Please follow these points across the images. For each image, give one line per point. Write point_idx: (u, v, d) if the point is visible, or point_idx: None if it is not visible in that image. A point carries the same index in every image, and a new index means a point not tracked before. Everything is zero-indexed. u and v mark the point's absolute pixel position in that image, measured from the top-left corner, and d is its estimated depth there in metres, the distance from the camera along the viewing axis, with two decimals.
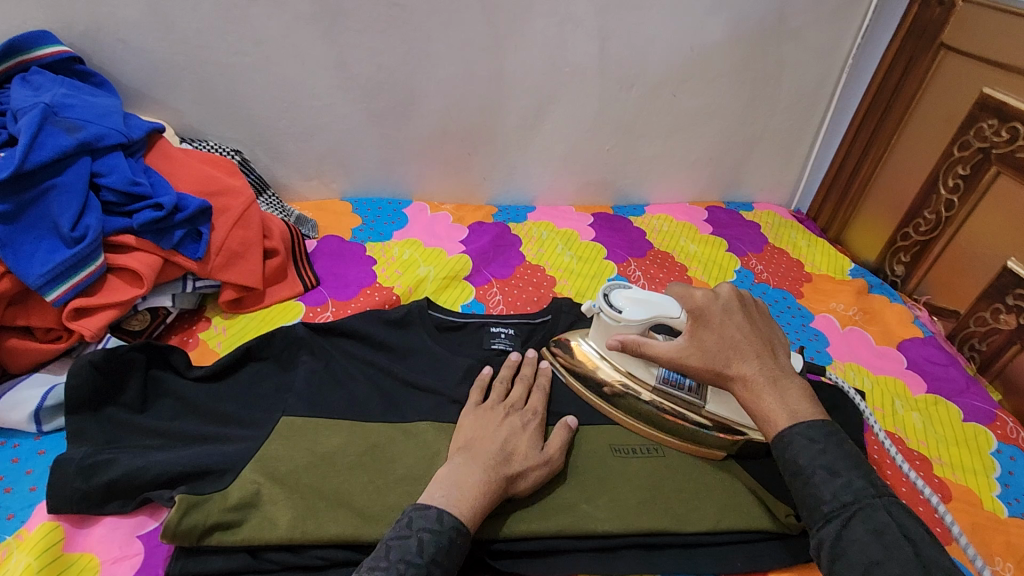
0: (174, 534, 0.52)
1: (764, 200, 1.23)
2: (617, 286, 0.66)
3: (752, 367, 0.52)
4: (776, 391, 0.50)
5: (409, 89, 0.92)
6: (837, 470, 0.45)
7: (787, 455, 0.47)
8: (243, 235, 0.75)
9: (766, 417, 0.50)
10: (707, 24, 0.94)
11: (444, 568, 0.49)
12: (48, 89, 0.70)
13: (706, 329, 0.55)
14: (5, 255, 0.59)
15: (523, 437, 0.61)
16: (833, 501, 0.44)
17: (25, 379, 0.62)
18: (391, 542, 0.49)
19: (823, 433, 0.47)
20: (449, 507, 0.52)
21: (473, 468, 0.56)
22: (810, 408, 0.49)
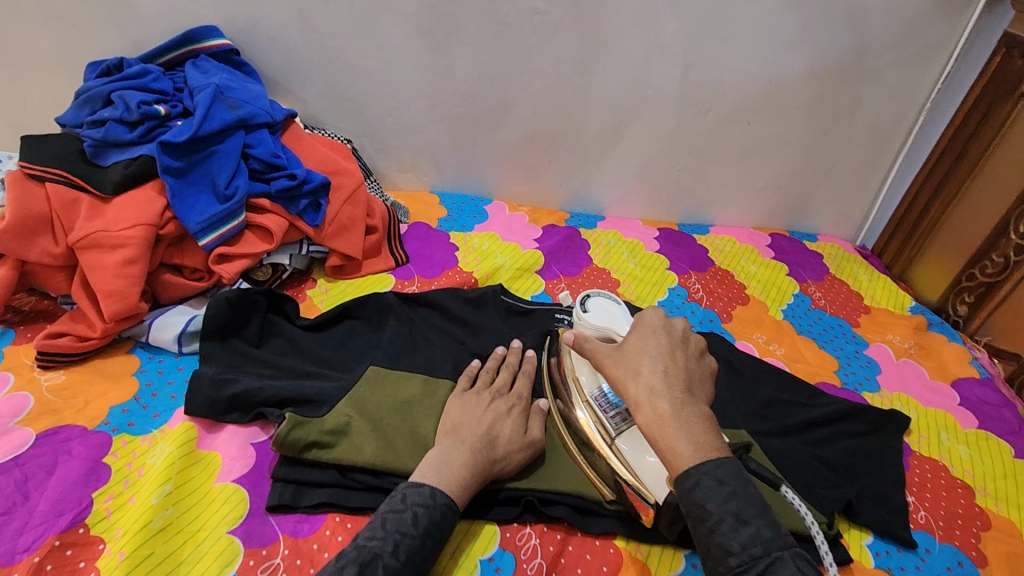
0: (283, 443, 0.60)
1: (828, 233, 1.26)
2: (601, 295, 0.72)
3: (657, 380, 0.53)
4: (681, 422, 0.50)
5: (504, 98, 1.03)
6: (746, 519, 0.47)
7: (691, 499, 0.48)
8: (352, 212, 0.86)
9: (665, 446, 0.50)
10: (788, 60, 1.00)
11: (436, 539, 0.53)
12: (215, 72, 0.84)
13: (631, 342, 0.57)
14: (174, 204, 0.72)
15: (508, 422, 0.65)
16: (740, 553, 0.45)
17: (173, 308, 0.75)
18: (386, 515, 0.53)
19: (732, 476, 0.48)
20: (440, 485, 0.56)
21: (462, 448, 0.60)
22: (711, 441, 0.50)
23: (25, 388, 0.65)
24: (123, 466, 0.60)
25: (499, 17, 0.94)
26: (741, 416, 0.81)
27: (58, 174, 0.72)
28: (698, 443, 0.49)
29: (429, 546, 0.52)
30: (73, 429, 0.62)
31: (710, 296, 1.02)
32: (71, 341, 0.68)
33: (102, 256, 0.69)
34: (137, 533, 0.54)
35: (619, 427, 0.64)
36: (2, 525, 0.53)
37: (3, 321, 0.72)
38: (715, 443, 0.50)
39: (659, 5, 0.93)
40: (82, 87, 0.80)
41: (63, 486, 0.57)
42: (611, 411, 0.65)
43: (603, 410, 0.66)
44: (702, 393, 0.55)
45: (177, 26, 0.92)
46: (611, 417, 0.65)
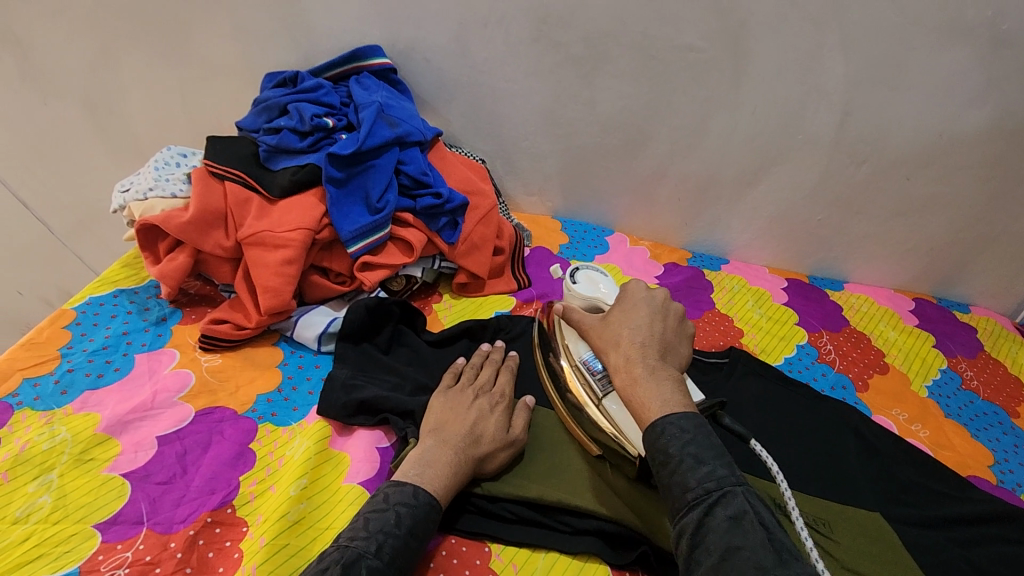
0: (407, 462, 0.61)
1: (981, 305, 1.15)
2: (588, 267, 0.76)
3: (634, 349, 0.60)
4: (650, 380, 0.57)
5: (643, 131, 1.01)
6: (703, 460, 0.50)
7: (657, 445, 0.52)
8: (483, 233, 0.87)
9: (638, 407, 0.56)
10: (966, 115, 0.91)
11: (420, 538, 0.53)
12: (377, 89, 0.89)
13: (618, 314, 0.65)
14: (331, 212, 0.77)
15: (491, 420, 0.65)
16: (698, 487, 0.48)
17: (316, 307, 0.80)
18: (368, 515, 0.53)
19: (692, 426, 0.52)
20: (423, 484, 0.56)
21: (446, 448, 0.60)
22: (680, 400, 0.55)
23: (188, 367, 0.71)
24: (266, 454, 0.64)
25: (651, 52, 0.93)
26: (875, 496, 0.74)
27: (236, 174, 0.79)
28: (665, 399, 0.55)
29: (411, 546, 0.52)
30: (226, 411, 0.67)
31: (843, 359, 0.95)
32: (230, 328, 0.74)
33: (265, 253, 0.75)
34: (276, 522, 0.56)
35: (605, 388, 0.63)
36: (163, 493, 0.58)
37: (173, 301, 0.80)
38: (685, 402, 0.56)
39: (824, 49, 0.88)
40: (263, 96, 0.88)
41: (215, 465, 0.61)
42: (597, 375, 0.64)
43: (591, 372, 0.65)
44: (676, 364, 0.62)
45: (346, 44, 0.99)
46: (598, 379, 0.64)
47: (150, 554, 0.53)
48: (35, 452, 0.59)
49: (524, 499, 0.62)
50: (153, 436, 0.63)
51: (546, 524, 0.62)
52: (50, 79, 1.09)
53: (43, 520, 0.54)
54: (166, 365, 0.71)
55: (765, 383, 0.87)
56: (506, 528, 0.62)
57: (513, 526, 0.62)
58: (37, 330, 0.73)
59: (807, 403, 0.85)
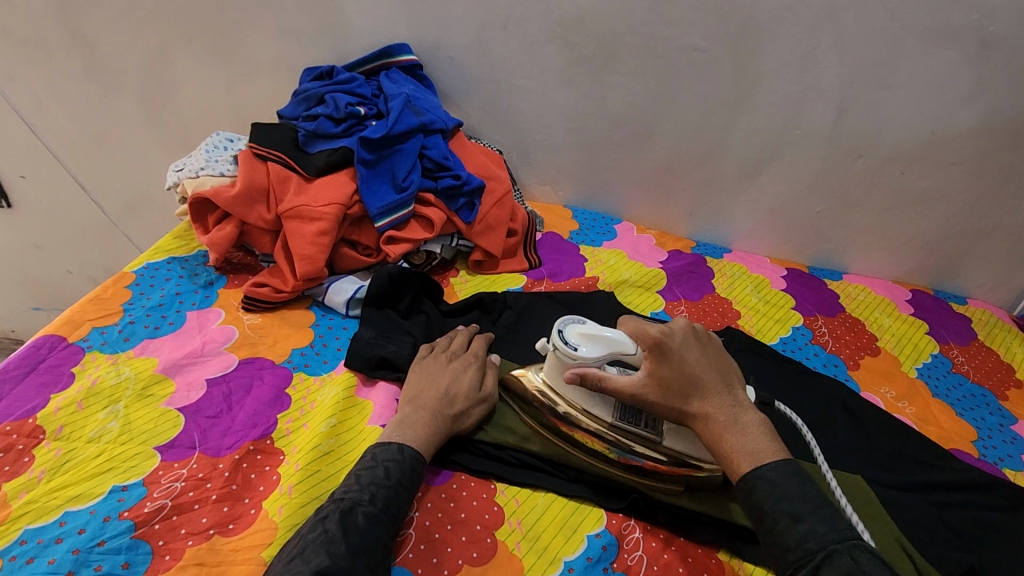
0: None
1: (979, 298, 1.19)
2: (569, 322, 0.69)
3: (712, 408, 0.61)
4: (735, 433, 0.59)
5: (649, 126, 1.08)
6: (800, 517, 0.53)
7: (752, 501, 0.56)
8: (498, 214, 0.95)
9: (729, 458, 0.59)
10: (956, 112, 0.96)
11: (409, 487, 0.59)
12: (404, 83, 0.98)
13: (665, 363, 0.62)
14: (362, 189, 0.85)
15: (464, 379, 0.71)
16: (799, 548, 0.51)
17: (345, 276, 0.88)
18: (359, 471, 0.59)
19: (783, 478, 0.55)
20: (408, 441, 0.62)
21: (423, 411, 0.66)
22: (770, 446, 0.58)
23: (232, 323, 0.80)
24: (300, 398, 0.72)
25: (657, 52, 1.00)
26: (857, 460, 0.79)
27: (277, 155, 0.88)
28: (754, 452, 0.58)
29: (402, 493, 0.58)
30: (265, 361, 0.76)
31: (836, 341, 1.00)
32: (269, 291, 0.83)
33: (302, 225, 0.83)
34: (309, 451, 0.64)
35: (656, 428, 0.67)
36: (212, 424, 0.67)
37: (219, 269, 0.89)
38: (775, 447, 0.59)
39: (820, 49, 0.94)
40: (302, 88, 0.97)
41: (257, 404, 0.70)
42: (637, 424, 0.67)
43: (627, 421, 0.67)
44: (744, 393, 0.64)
45: (377, 42, 1.08)
46: (643, 424, 0.67)
47: (202, 471, 0.62)
48: (104, 386, 0.69)
49: (526, 447, 0.69)
50: (203, 378, 0.72)
51: (547, 470, 0.69)
52: (110, 74, 1.20)
53: (113, 440, 0.63)
54: (214, 321, 0.80)
55: (758, 358, 0.92)
56: (514, 472, 0.69)
57: (518, 470, 0.69)
58: (102, 288, 0.82)
59: (798, 378, 0.90)
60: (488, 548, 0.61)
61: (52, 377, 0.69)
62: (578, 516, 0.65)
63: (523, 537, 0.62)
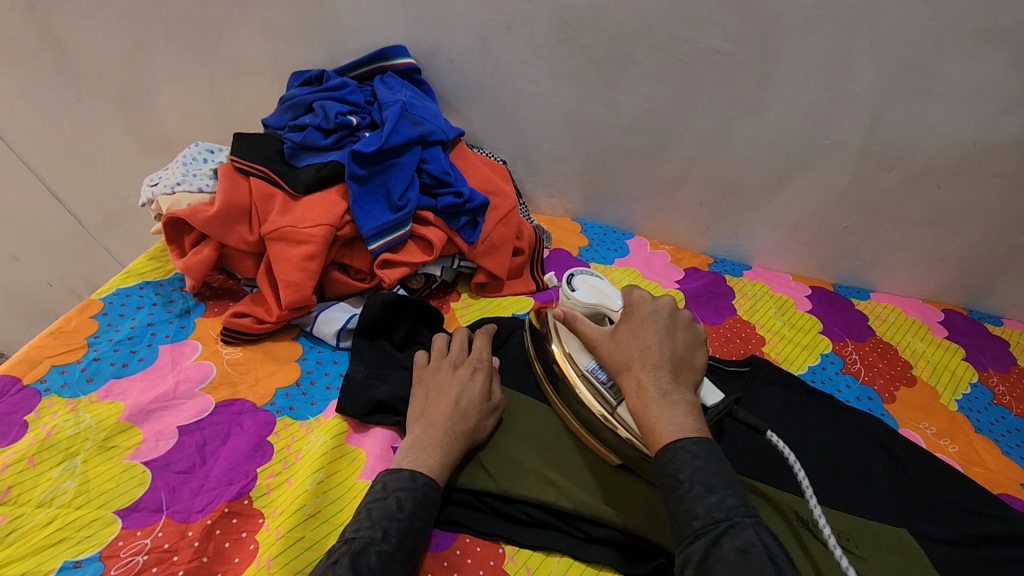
0: None
1: (1015, 318, 1.11)
2: (584, 273, 0.76)
3: (646, 378, 0.57)
4: (662, 407, 0.55)
5: (666, 135, 1.00)
6: (712, 488, 0.48)
7: (667, 471, 0.50)
8: (503, 233, 0.87)
9: (650, 428, 0.54)
10: (1002, 122, 0.88)
11: (424, 518, 0.54)
12: (400, 89, 0.90)
13: (626, 325, 0.63)
14: (353, 209, 0.77)
15: (474, 388, 0.66)
16: (705, 517, 0.47)
17: (336, 303, 0.80)
18: (369, 506, 0.53)
19: (705, 451, 0.51)
20: (420, 468, 0.57)
21: (433, 431, 0.60)
22: (692, 424, 0.54)
23: (209, 359, 0.72)
24: (284, 447, 0.64)
25: (676, 55, 0.92)
26: (901, 510, 0.72)
27: (261, 169, 0.80)
28: (679, 424, 0.53)
29: (417, 525, 0.53)
30: (245, 404, 0.68)
31: (869, 370, 0.92)
32: (251, 322, 0.75)
33: (287, 249, 0.76)
34: (292, 514, 0.57)
35: (617, 396, 0.63)
36: (183, 482, 0.59)
37: (197, 294, 0.81)
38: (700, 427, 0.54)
39: (855, 53, 0.86)
40: (289, 94, 0.89)
41: (234, 457, 0.62)
42: (604, 383, 0.64)
43: (598, 380, 0.65)
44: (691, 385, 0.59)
45: (372, 44, 1.00)
46: (609, 387, 0.64)
47: (168, 542, 0.54)
48: (60, 437, 0.61)
49: (539, 503, 0.61)
50: (174, 425, 0.64)
51: (561, 528, 0.61)
52: (85, 76, 1.12)
53: (67, 504, 0.55)
54: (189, 356, 0.72)
55: (787, 391, 0.85)
56: (521, 532, 0.61)
57: (527, 529, 0.61)
58: (66, 318, 0.74)
59: (830, 413, 0.83)
60: None
61: (2, 427, 0.61)
62: None
63: None
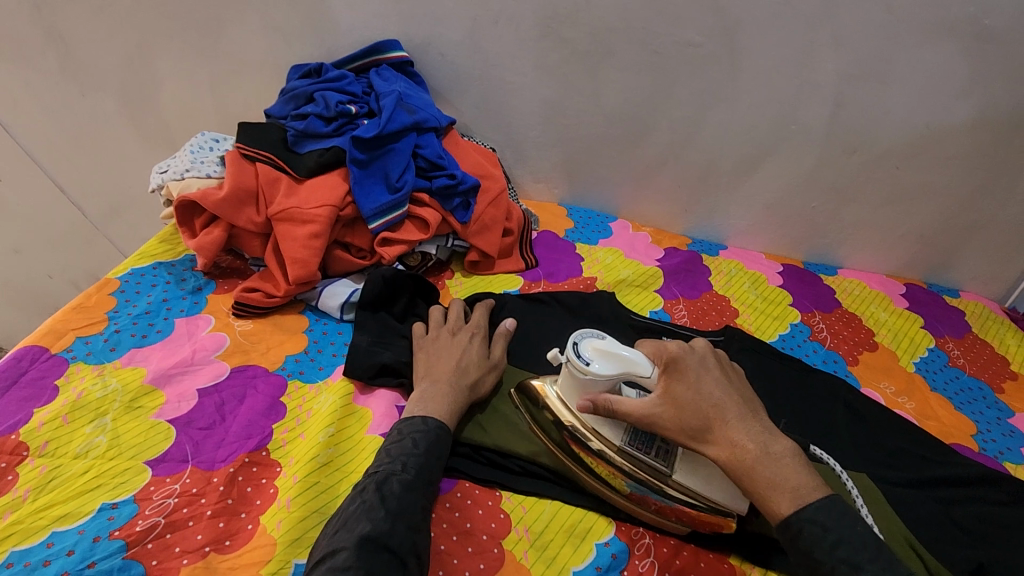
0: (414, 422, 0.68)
1: (971, 291, 1.19)
2: (587, 335, 0.66)
3: (744, 437, 0.55)
4: (769, 464, 0.53)
5: (645, 123, 1.07)
6: (857, 563, 0.48)
7: (799, 546, 0.50)
8: (494, 213, 0.94)
9: (764, 497, 0.53)
10: (952, 106, 0.96)
11: (438, 455, 0.61)
12: (395, 80, 0.96)
13: (680, 382, 0.58)
14: (355, 190, 0.83)
15: (474, 349, 0.73)
16: (828, 560, 0.49)
17: (338, 280, 0.86)
18: (389, 447, 0.60)
19: (833, 518, 0.50)
20: (430, 414, 0.64)
21: (440, 384, 0.67)
22: (807, 479, 0.53)
23: (222, 330, 0.78)
24: (296, 407, 0.70)
25: (653, 47, 0.99)
26: (861, 458, 0.79)
27: (266, 156, 0.85)
28: (795, 489, 0.52)
29: (432, 461, 0.60)
30: (258, 369, 0.73)
31: (835, 337, 1.00)
32: (260, 296, 0.81)
33: (293, 228, 0.81)
34: (306, 463, 0.63)
35: (668, 461, 0.61)
36: (205, 437, 0.64)
37: (207, 273, 0.86)
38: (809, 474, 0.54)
39: (818, 44, 0.93)
40: (289, 86, 0.94)
41: (251, 415, 0.67)
42: (649, 450, 0.61)
43: (641, 450, 0.61)
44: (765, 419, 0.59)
45: (366, 38, 1.06)
46: (656, 454, 0.61)
47: (196, 487, 0.59)
48: (90, 399, 0.66)
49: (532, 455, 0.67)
50: (194, 388, 0.69)
51: (551, 478, 0.67)
52: (89, 72, 1.16)
53: (101, 456, 0.61)
54: (203, 328, 0.77)
55: (759, 355, 0.92)
56: (512, 479, 0.67)
57: (520, 477, 0.68)
58: (85, 295, 0.79)
59: (798, 375, 0.90)
60: (496, 557, 0.59)
61: (35, 391, 0.66)
62: (586, 522, 0.64)
63: (530, 546, 0.61)
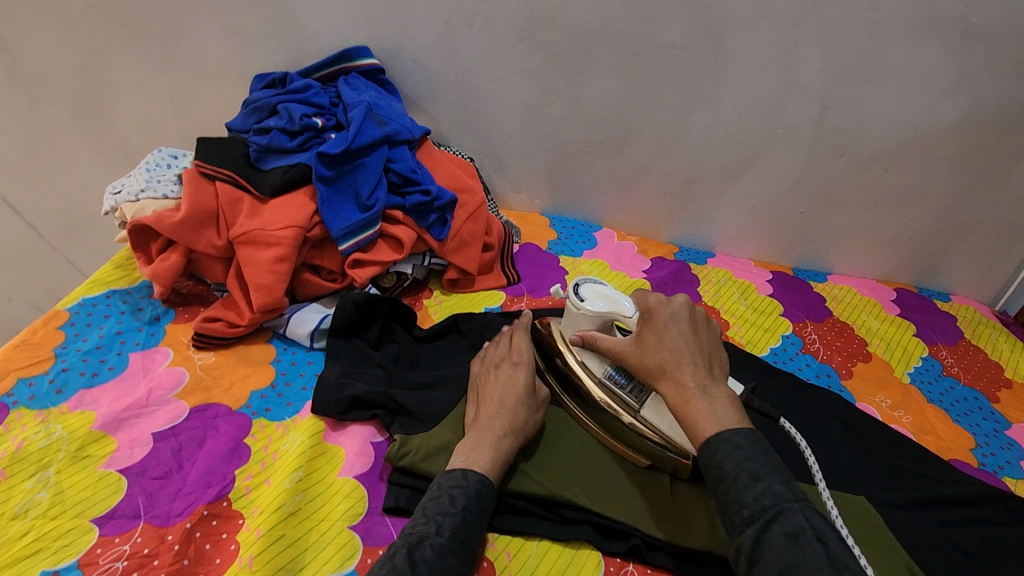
0: (393, 459, 0.62)
1: (961, 294, 1.17)
2: (587, 279, 0.70)
3: (685, 376, 0.56)
4: (701, 401, 0.54)
5: (627, 129, 1.03)
6: (759, 476, 0.49)
7: (712, 463, 0.51)
8: (473, 229, 0.89)
9: (694, 428, 0.54)
10: (941, 108, 0.94)
11: (476, 514, 0.55)
12: (365, 90, 0.90)
13: (650, 329, 0.60)
14: (322, 209, 0.78)
15: (517, 381, 0.68)
16: (732, 471, 0.50)
17: (308, 304, 0.81)
18: (426, 503, 0.56)
19: (748, 442, 0.51)
20: (472, 464, 0.59)
21: (488, 431, 0.62)
22: (734, 417, 0.54)
23: (182, 364, 0.72)
24: (261, 448, 0.65)
25: (634, 49, 0.95)
26: (860, 479, 0.76)
27: (226, 173, 0.80)
28: (722, 423, 0.53)
29: (470, 521, 0.55)
30: (220, 408, 0.68)
31: (827, 348, 0.97)
32: (223, 326, 0.75)
33: (257, 252, 0.76)
34: (271, 513, 0.58)
35: (639, 398, 0.65)
36: (160, 487, 0.59)
37: (167, 301, 0.81)
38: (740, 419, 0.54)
39: (803, 46, 0.90)
40: (252, 97, 0.89)
41: (211, 460, 0.62)
42: (625, 387, 0.66)
43: (619, 385, 0.67)
44: (724, 377, 0.58)
45: (334, 45, 1.00)
46: (631, 390, 0.66)
47: (148, 547, 0.54)
48: (32, 450, 0.60)
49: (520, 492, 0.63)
50: (148, 432, 0.64)
51: (539, 515, 0.63)
52: (38, 83, 1.09)
53: (42, 514, 0.55)
54: (161, 363, 0.72)
55: (751, 371, 0.88)
56: (493, 516, 0.63)
57: (505, 515, 0.63)
58: (31, 331, 0.73)
59: (792, 391, 0.87)
60: None
61: None
62: (574, 565, 0.60)
63: None
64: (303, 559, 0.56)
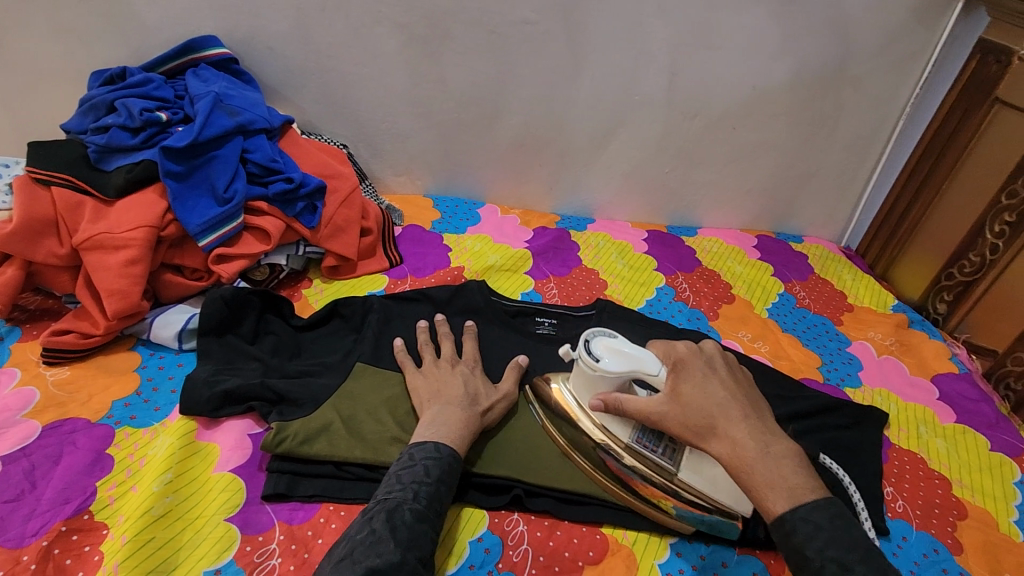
0: (269, 445, 0.62)
1: (813, 234, 1.30)
2: (598, 333, 0.65)
3: (741, 434, 0.53)
4: (768, 465, 0.51)
5: (495, 106, 1.06)
6: (849, 565, 0.45)
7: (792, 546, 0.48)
8: (347, 214, 0.89)
9: (761, 497, 0.50)
10: (771, 67, 1.03)
11: (449, 485, 0.57)
12: (215, 80, 0.87)
13: (685, 381, 0.57)
14: (174, 206, 0.75)
15: (477, 380, 0.70)
16: (817, 557, 0.46)
17: (173, 307, 0.78)
18: (399, 472, 0.56)
19: (828, 519, 0.48)
20: (443, 439, 0.60)
21: (453, 408, 0.63)
22: (805, 482, 0.51)
23: (31, 384, 0.68)
24: (125, 457, 0.62)
25: (490, 27, 0.97)
26: None
27: (63, 177, 0.75)
28: (791, 488, 0.50)
29: (444, 489, 0.56)
30: (78, 422, 0.65)
31: (696, 295, 1.05)
32: (75, 338, 0.71)
33: (106, 256, 0.72)
34: (139, 518, 0.56)
35: (674, 460, 0.63)
36: (11, 511, 0.56)
37: (10, 320, 0.75)
38: (812, 485, 0.51)
39: (645, 16, 0.96)
40: (88, 95, 0.83)
41: (69, 476, 0.59)
42: (657, 450, 0.64)
43: (649, 447, 0.64)
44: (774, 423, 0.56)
45: (179, 36, 0.96)
46: (662, 452, 0.64)
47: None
48: None
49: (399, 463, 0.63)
50: None
51: None
52: None
53: None
54: (6, 385, 0.67)
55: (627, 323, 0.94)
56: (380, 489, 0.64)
57: None
58: None
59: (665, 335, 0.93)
60: None
61: None
62: (460, 521, 0.64)
63: None
64: (177, 559, 0.55)
